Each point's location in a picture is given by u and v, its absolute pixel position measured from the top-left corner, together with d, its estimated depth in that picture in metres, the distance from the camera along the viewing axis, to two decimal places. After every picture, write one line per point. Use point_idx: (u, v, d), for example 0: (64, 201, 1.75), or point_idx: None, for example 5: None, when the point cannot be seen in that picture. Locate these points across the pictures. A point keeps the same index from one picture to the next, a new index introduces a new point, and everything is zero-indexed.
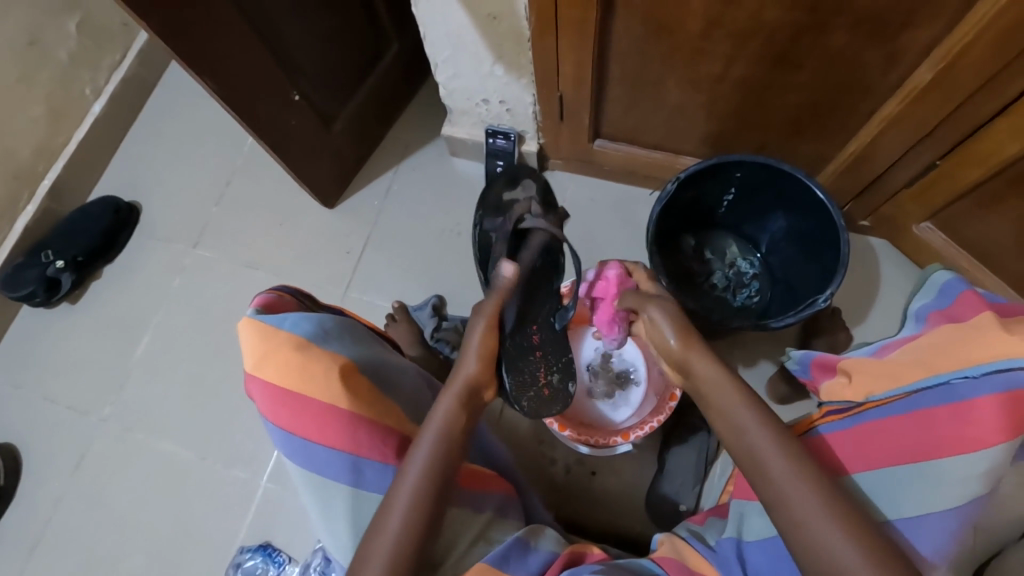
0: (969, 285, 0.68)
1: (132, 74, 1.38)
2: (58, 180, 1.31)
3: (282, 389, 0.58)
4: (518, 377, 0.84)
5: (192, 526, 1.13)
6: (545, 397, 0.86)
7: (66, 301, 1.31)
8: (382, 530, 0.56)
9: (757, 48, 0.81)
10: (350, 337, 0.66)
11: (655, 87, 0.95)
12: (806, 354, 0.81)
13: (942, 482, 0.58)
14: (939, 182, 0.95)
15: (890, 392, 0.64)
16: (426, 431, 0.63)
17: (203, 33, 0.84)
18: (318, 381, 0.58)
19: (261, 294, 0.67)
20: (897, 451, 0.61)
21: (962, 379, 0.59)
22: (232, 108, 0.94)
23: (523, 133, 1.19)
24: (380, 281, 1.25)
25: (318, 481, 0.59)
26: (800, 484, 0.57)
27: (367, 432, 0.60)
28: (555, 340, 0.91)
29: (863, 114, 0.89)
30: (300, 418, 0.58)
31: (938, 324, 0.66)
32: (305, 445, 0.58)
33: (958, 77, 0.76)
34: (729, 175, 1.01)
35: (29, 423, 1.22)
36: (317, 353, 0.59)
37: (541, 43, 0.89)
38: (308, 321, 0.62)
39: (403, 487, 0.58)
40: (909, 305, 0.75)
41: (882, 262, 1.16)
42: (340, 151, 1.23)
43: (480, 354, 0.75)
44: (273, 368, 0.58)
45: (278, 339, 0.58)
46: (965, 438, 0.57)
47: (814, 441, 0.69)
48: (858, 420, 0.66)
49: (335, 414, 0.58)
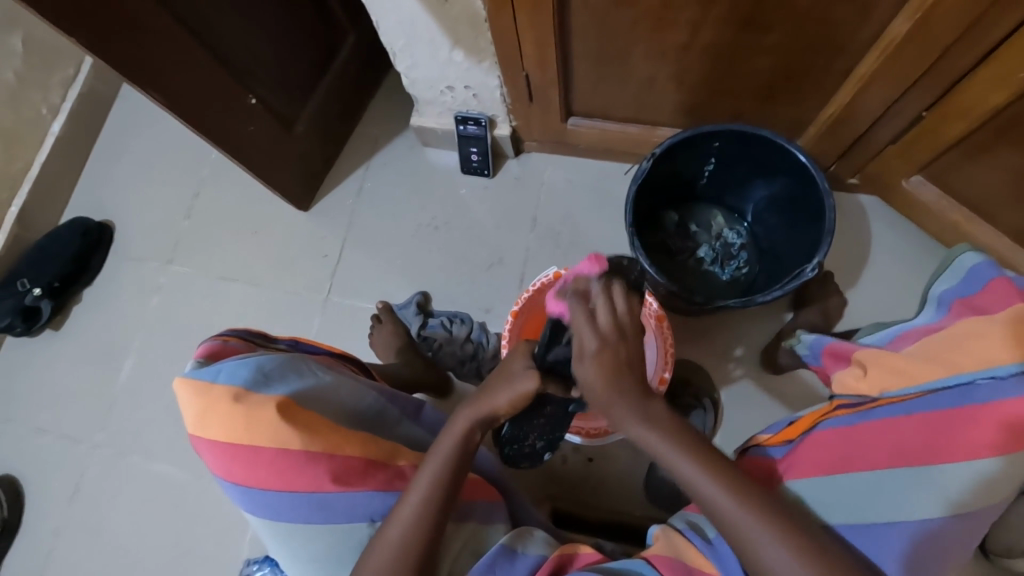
0: (999, 271, 0.68)
1: (88, 89, 1.33)
2: (24, 207, 1.28)
3: (230, 444, 0.57)
4: (516, 433, 0.82)
5: (196, 542, 1.14)
6: (522, 452, 0.87)
7: (47, 329, 1.29)
8: (382, 542, 0.58)
9: (725, 12, 0.76)
10: (297, 371, 0.64)
11: (622, 60, 0.90)
12: (819, 340, 0.84)
13: (939, 485, 0.58)
14: (924, 137, 0.91)
15: (903, 391, 0.64)
16: (439, 445, 0.64)
17: (139, 43, 0.79)
18: (262, 428, 0.57)
19: (203, 346, 0.66)
20: (900, 451, 0.61)
21: (987, 380, 0.59)
22: (184, 120, 0.90)
23: (493, 117, 1.14)
24: (361, 282, 1.22)
25: (280, 525, 0.60)
26: (729, 494, 0.59)
27: (324, 466, 0.58)
28: (558, 419, 0.83)
29: (841, 72, 0.85)
30: (254, 468, 0.58)
31: (961, 315, 0.66)
32: (265, 494, 0.58)
33: (936, 28, 0.72)
34: (706, 146, 0.97)
35: (25, 455, 1.22)
36: (257, 400, 0.57)
37: (497, 23, 0.84)
38: (244, 366, 0.60)
39: (407, 502, 0.60)
40: (931, 288, 0.75)
41: (872, 222, 1.13)
42: (306, 152, 1.19)
43: (516, 399, 0.66)
44: (215, 423, 0.57)
45: (214, 394, 0.57)
46: (976, 445, 0.57)
47: (819, 436, 0.67)
48: (867, 417, 0.65)
49: (286, 456, 0.57)
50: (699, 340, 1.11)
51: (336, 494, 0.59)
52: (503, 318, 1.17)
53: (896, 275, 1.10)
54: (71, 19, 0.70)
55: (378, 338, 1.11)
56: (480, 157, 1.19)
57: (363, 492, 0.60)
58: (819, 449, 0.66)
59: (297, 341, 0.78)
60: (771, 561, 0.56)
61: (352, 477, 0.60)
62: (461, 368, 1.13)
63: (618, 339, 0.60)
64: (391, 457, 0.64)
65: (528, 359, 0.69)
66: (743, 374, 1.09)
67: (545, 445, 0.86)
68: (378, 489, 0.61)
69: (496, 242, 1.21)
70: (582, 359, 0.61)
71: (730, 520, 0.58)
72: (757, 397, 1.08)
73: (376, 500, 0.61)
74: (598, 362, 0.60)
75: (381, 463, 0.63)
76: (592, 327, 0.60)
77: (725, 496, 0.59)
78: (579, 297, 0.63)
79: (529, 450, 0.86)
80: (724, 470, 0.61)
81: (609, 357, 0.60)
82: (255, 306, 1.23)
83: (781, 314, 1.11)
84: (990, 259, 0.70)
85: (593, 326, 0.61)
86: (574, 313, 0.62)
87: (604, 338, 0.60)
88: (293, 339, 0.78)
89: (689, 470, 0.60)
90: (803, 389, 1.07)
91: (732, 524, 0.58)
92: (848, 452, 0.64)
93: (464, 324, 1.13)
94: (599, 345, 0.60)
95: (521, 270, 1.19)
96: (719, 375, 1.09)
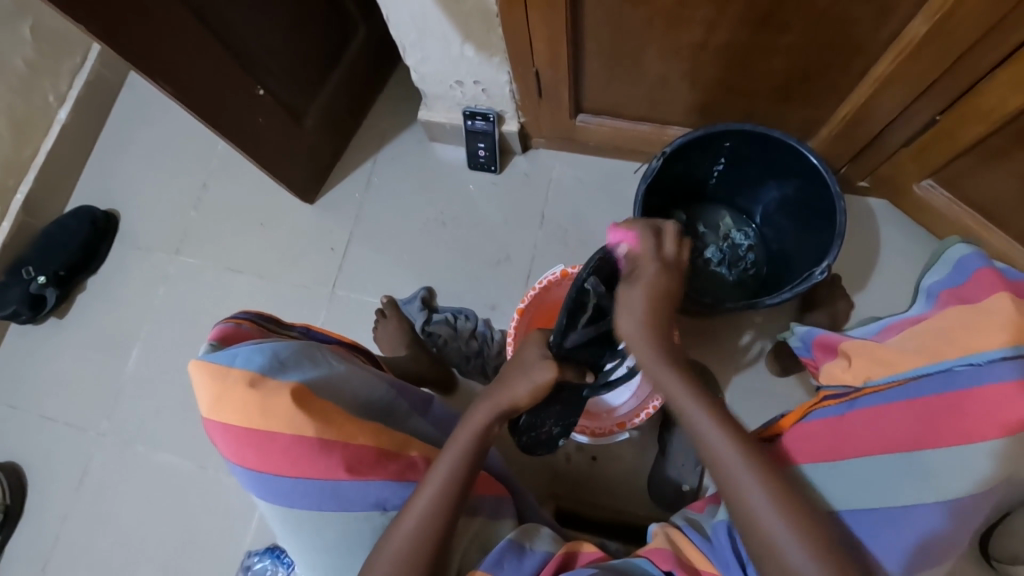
0: (985, 261, 0.69)
1: (95, 77, 1.32)
2: (30, 196, 1.28)
3: (244, 429, 0.57)
4: (532, 422, 0.84)
5: (199, 533, 1.14)
6: (540, 438, 0.90)
7: (53, 317, 1.29)
8: (396, 532, 0.58)
9: (741, 11, 0.75)
10: (311, 358, 0.64)
11: (635, 58, 0.89)
12: (810, 332, 0.84)
13: (926, 474, 0.58)
14: (938, 140, 0.91)
15: (886, 380, 0.66)
16: (456, 437, 0.64)
17: (150, 33, 0.78)
18: (277, 415, 0.57)
19: (218, 326, 0.66)
20: (886, 440, 0.61)
21: (965, 367, 0.60)
22: (194, 111, 0.89)
23: (502, 113, 1.13)
24: (367, 277, 1.22)
25: (289, 513, 0.60)
26: (745, 464, 0.58)
27: (337, 455, 0.59)
28: (572, 405, 0.85)
29: (856, 73, 0.84)
30: (267, 455, 0.58)
31: (948, 305, 0.68)
32: (277, 480, 0.58)
33: (956, 30, 0.71)
34: (718, 145, 0.96)
35: (29, 443, 1.22)
36: (273, 386, 0.57)
37: (509, 19, 0.83)
38: (261, 352, 0.60)
39: (425, 493, 0.59)
40: (921, 279, 0.76)
41: (882, 225, 1.12)
42: (314, 145, 1.18)
43: (537, 389, 0.69)
44: (230, 408, 0.57)
45: (230, 379, 0.57)
46: (968, 431, 0.58)
47: (805, 427, 0.67)
48: (853, 406, 0.65)
49: (300, 444, 0.57)
50: (705, 340, 1.11)
51: (348, 484, 0.59)
52: (509, 314, 1.17)
53: (905, 279, 1.10)
54: (82, 7, 0.69)
55: (382, 332, 1.11)
56: (489, 153, 1.19)
57: (375, 482, 0.60)
58: (809, 438, 0.66)
59: (310, 328, 0.78)
60: (768, 523, 0.56)
61: (365, 465, 0.60)
62: (465, 364, 1.12)
63: (672, 270, 0.69)
64: (404, 447, 0.65)
65: (543, 347, 0.73)
66: (749, 375, 1.09)
67: (560, 430, 0.89)
68: (391, 479, 0.62)
69: (503, 238, 1.20)
70: (635, 280, 0.68)
71: (739, 489, 0.58)
72: (762, 398, 1.07)
73: (387, 491, 0.61)
74: (650, 287, 0.67)
75: (393, 454, 0.63)
76: (653, 255, 0.69)
77: (738, 461, 0.58)
78: (649, 230, 0.70)
79: (548, 436, 0.89)
80: (744, 441, 0.60)
81: (659, 284, 0.67)
82: (261, 299, 1.23)
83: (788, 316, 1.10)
84: (979, 250, 0.71)
85: (657, 254, 0.69)
86: (641, 241, 0.70)
87: (664, 265, 0.68)
88: (305, 325, 0.78)
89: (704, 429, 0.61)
90: (809, 392, 1.07)
91: (740, 492, 0.58)
92: (838, 439, 0.64)
93: (469, 320, 1.13)
94: (657, 270, 0.68)
95: (527, 267, 1.19)
96: (724, 375, 1.09)
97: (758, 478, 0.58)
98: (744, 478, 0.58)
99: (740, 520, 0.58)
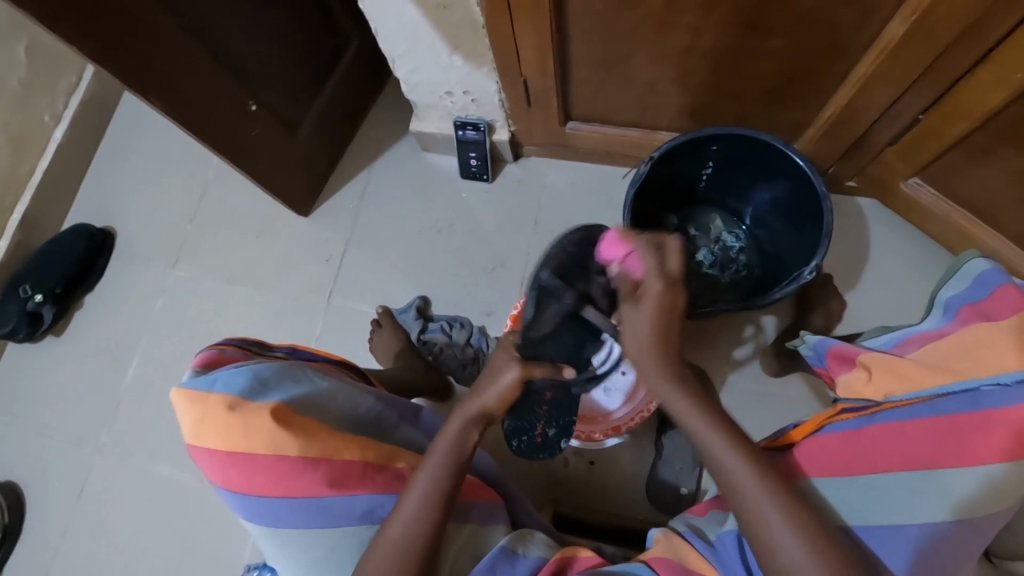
0: (1006, 277, 0.69)
1: (91, 95, 1.34)
2: (28, 214, 1.28)
3: (228, 452, 0.58)
4: (518, 420, 0.84)
5: (196, 547, 1.13)
6: (536, 443, 0.86)
7: (51, 334, 1.29)
8: (384, 539, 0.59)
9: (723, 16, 0.77)
10: (293, 376, 0.65)
11: (622, 64, 0.91)
12: (822, 342, 0.83)
13: (948, 487, 0.58)
14: (923, 138, 0.92)
15: (909, 396, 0.65)
16: (435, 448, 0.65)
17: (142, 49, 0.80)
18: (260, 436, 0.57)
19: (201, 354, 0.67)
20: (910, 455, 0.61)
21: (993, 387, 0.60)
22: (182, 124, 0.90)
23: (493, 122, 1.15)
24: (363, 286, 1.22)
25: (279, 531, 0.61)
26: (738, 460, 0.61)
27: (322, 472, 0.59)
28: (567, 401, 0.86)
29: (838, 75, 0.85)
30: (251, 475, 0.58)
31: (970, 321, 0.68)
32: (264, 500, 0.59)
33: (931, 30, 0.73)
34: (705, 149, 0.97)
35: (27, 460, 1.22)
36: (251, 407, 0.58)
37: (497, 29, 0.85)
38: (241, 374, 0.60)
39: (411, 500, 0.60)
40: (938, 293, 0.77)
41: (872, 224, 1.13)
42: (309, 158, 1.19)
43: (506, 393, 0.68)
44: (211, 432, 0.58)
45: (210, 404, 0.58)
46: (985, 451, 0.58)
47: (821, 439, 0.67)
48: (873, 420, 0.65)
49: (283, 462, 0.58)
50: (701, 343, 1.11)
51: (335, 498, 0.60)
52: (505, 321, 1.17)
53: (897, 278, 1.10)
54: (77, 26, 0.71)
55: (378, 341, 1.12)
56: (481, 161, 1.20)
57: (362, 495, 0.61)
58: (825, 451, 0.66)
59: (295, 348, 0.79)
60: (771, 524, 0.57)
61: (349, 480, 0.60)
62: (462, 371, 1.12)
63: (672, 287, 0.66)
64: (390, 459, 0.65)
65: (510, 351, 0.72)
66: (748, 376, 1.09)
67: (556, 432, 0.86)
68: (379, 493, 0.62)
69: (498, 245, 1.21)
70: (641, 298, 0.66)
71: (737, 485, 0.60)
72: (758, 400, 1.07)
73: (374, 502, 0.62)
74: (656, 305, 0.65)
75: (380, 465, 0.64)
76: (658, 269, 0.66)
77: (731, 455, 0.61)
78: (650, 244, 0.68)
79: (545, 440, 0.86)
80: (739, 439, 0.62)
81: (666, 301, 0.65)
82: (258, 310, 1.24)
83: (783, 317, 1.11)
84: (998, 265, 0.71)
85: (661, 267, 0.66)
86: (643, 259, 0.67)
87: (668, 281, 0.66)
88: (290, 347, 0.79)
89: (699, 427, 0.64)
90: (804, 391, 1.07)
91: (743, 493, 0.59)
92: (856, 453, 0.63)
93: (464, 328, 1.12)
94: (661, 287, 0.66)
95: (521, 273, 1.20)
96: (721, 377, 1.09)
97: (753, 475, 0.60)
98: (737, 472, 0.60)
99: (750, 532, 0.59)
